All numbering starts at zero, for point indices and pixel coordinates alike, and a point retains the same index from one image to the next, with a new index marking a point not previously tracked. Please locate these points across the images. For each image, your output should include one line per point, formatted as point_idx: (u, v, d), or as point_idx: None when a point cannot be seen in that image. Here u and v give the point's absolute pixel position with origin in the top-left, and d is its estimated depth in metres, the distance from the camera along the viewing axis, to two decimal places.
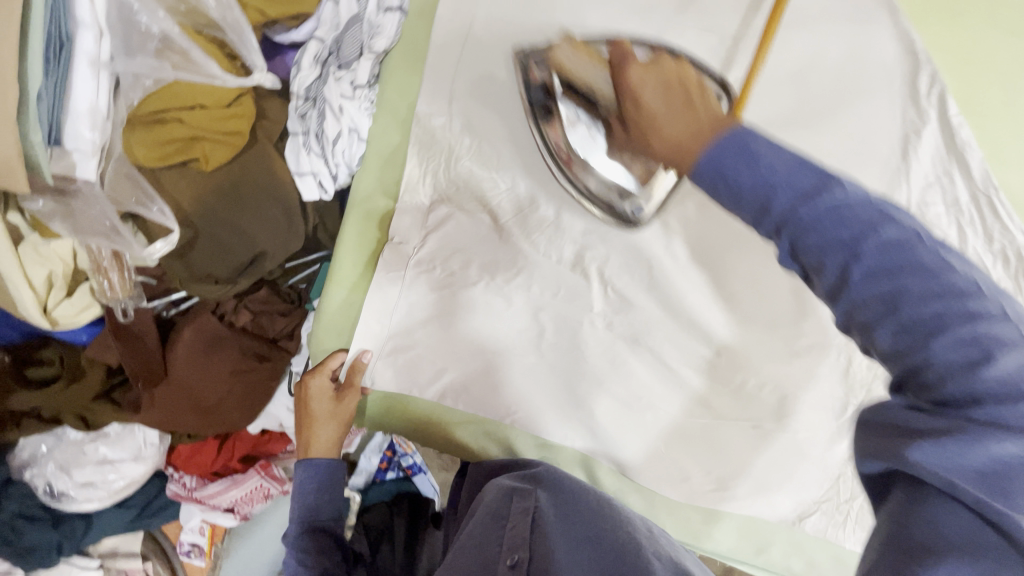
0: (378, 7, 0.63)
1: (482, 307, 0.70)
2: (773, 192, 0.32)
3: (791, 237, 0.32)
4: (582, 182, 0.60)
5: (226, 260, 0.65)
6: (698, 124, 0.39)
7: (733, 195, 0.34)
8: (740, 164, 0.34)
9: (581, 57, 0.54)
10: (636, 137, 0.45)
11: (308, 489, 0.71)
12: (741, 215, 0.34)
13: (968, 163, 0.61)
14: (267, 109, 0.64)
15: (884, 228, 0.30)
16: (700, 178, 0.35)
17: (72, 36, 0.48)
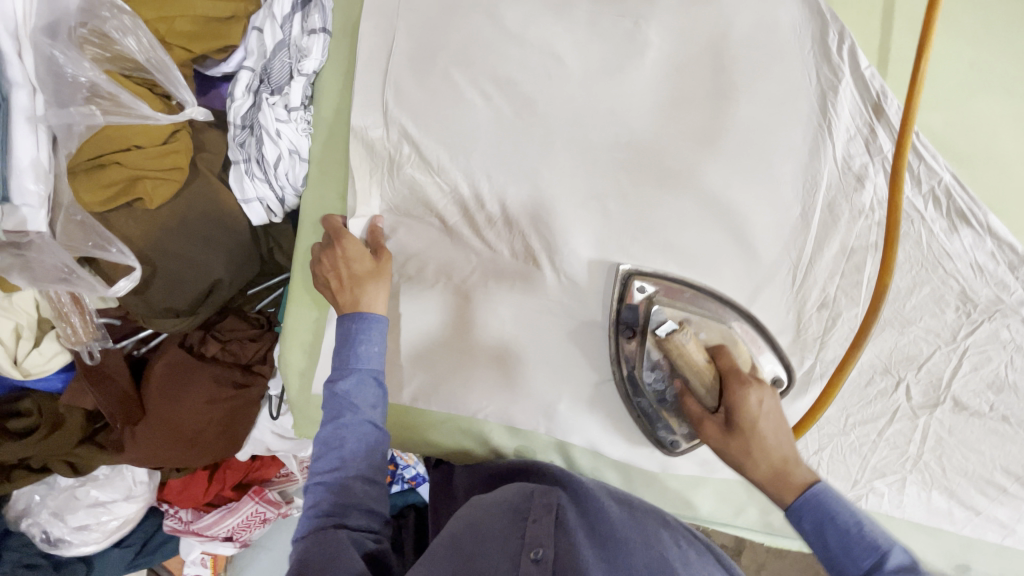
0: (304, 30, 0.65)
1: (443, 308, 0.72)
2: (846, 554, 0.47)
3: None
4: (640, 406, 0.67)
5: (184, 293, 0.66)
6: (781, 471, 0.51)
7: (844, 543, 0.47)
8: (845, 542, 0.47)
9: (690, 350, 0.60)
10: (732, 461, 0.53)
11: (356, 340, 0.61)
12: (847, 570, 0.47)
13: (885, 112, 0.63)
14: (205, 141, 0.65)
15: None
16: (803, 521, 0.49)
17: (6, 96, 0.52)
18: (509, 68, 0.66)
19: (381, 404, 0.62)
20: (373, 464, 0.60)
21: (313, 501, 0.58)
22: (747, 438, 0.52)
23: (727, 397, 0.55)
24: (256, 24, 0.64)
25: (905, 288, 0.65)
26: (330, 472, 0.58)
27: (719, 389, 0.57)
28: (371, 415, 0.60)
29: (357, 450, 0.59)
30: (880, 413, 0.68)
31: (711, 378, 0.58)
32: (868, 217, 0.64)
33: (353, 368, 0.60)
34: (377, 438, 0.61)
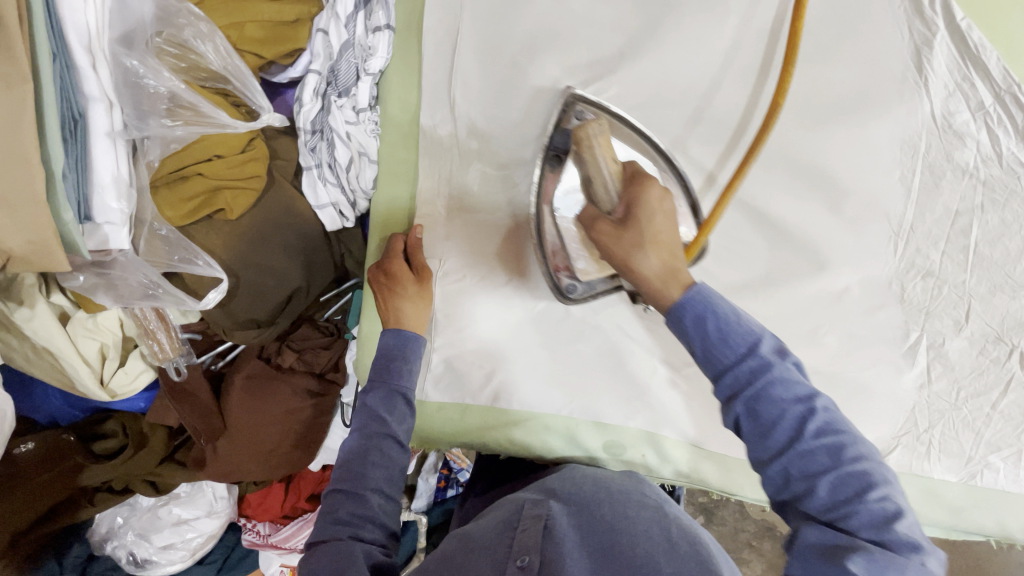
0: (368, 28, 0.64)
1: (518, 302, 0.70)
2: (724, 344, 0.45)
3: (750, 401, 0.44)
4: (547, 243, 0.62)
5: (264, 303, 0.66)
6: (672, 268, 0.48)
7: (722, 334, 0.45)
8: (723, 330, 0.45)
9: (599, 148, 0.56)
10: (617, 252, 0.50)
11: (392, 357, 0.62)
12: (720, 358, 0.45)
13: (985, 65, 0.59)
14: (278, 149, 0.65)
15: (814, 408, 0.44)
16: (686, 311, 0.46)
17: (84, 111, 0.50)
18: (579, 50, 0.64)
19: (410, 417, 0.61)
20: (391, 475, 0.57)
21: (331, 508, 0.54)
22: (640, 225, 0.49)
23: (629, 192, 0.52)
24: (320, 26, 0.62)
25: (1015, 250, 0.62)
26: (352, 480, 0.56)
27: (623, 189, 0.54)
28: (398, 429, 0.59)
29: (375, 465, 0.57)
30: (993, 384, 0.64)
31: (619, 181, 0.55)
32: (971, 177, 0.61)
33: (379, 383, 0.60)
34: (397, 452, 0.59)
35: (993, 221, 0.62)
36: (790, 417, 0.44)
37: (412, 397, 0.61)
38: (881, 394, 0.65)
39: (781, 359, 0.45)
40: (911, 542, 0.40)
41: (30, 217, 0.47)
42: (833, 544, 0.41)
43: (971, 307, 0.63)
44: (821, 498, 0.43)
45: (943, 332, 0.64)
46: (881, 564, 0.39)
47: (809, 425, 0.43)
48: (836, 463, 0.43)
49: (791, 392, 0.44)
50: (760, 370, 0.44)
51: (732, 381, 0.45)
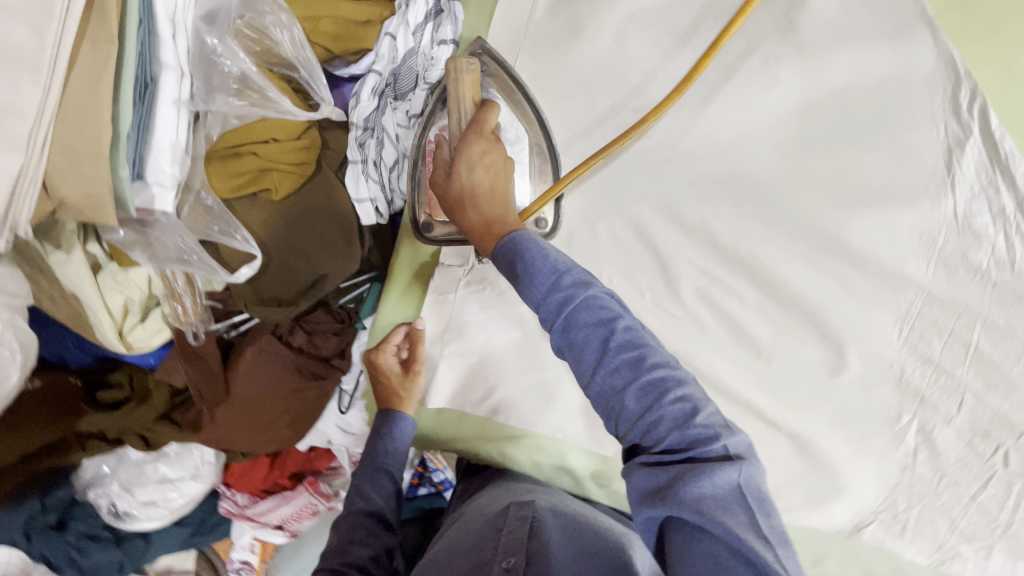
0: (433, 40, 0.65)
1: (527, 323, 0.71)
2: (530, 284, 0.48)
3: (562, 326, 0.47)
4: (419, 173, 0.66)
5: (290, 284, 0.68)
6: (493, 219, 0.54)
7: (529, 273, 0.48)
8: (531, 267, 0.48)
9: (463, 80, 0.60)
10: (448, 200, 0.58)
11: (384, 435, 0.72)
12: (533, 294, 0.48)
13: (1013, 173, 0.59)
14: (329, 140, 0.68)
15: (613, 331, 0.46)
16: (503, 258, 0.51)
17: (157, 77, 0.51)
18: (632, 95, 0.66)
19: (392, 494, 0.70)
20: (375, 552, 0.64)
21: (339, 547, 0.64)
22: (460, 189, 0.57)
23: (460, 140, 0.58)
24: (389, 30, 0.64)
25: (1016, 353, 0.62)
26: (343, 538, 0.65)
27: (463, 127, 0.60)
28: (382, 503, 0.69)
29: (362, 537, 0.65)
30: (972, 476, 0.65)
31: (463, 119, 0.60)
32: (984, 277, 0.62)
33: (365, 464, 0.70)
34: (381, 530, 0.67)
35: (1000, 322, 0.62)
36: (594, 339, 0.46)
37: (395, 473, 0.70)
38: (864, 466, 0.68)
39: (586, 287, 0.47)
40: (709, 433, 0.42)
41: (90, 169, 0.49)
42: (660, 483, 0.42)
43: (964, 400, 0.64)
44: (631, 409, 0.45)
45: (934, 419, 0.66)
46: (696, 480, 0.40)
47: (611, 343, 0.46)
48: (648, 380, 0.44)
49: (596, 317, 0.46)
50: (566, 300, 0.47)
51: (545, 314, 0.48)
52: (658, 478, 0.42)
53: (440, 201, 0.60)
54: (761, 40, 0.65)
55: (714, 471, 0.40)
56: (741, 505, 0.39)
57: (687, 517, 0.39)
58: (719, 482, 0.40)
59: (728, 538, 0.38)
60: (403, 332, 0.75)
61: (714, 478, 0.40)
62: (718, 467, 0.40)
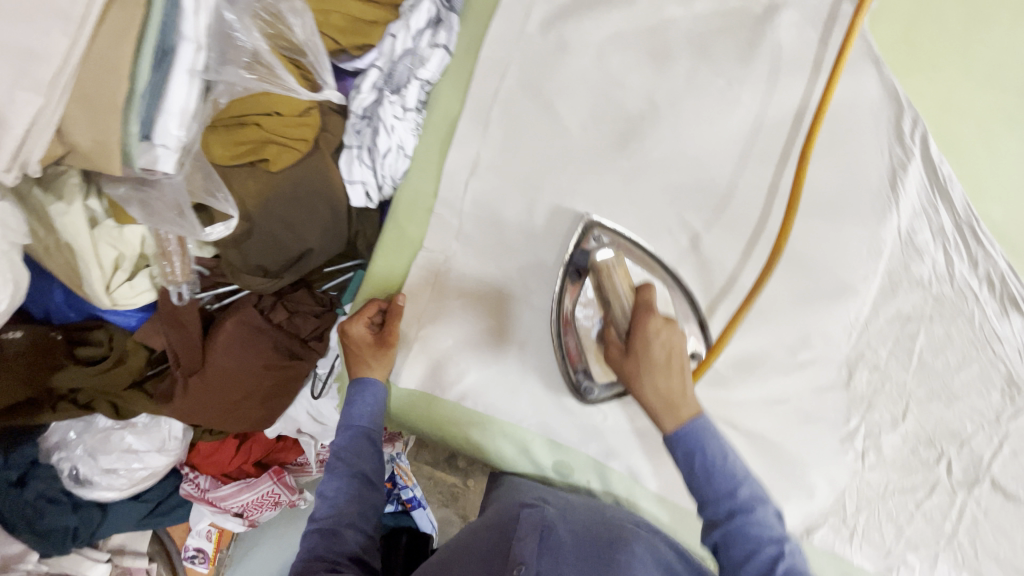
0: (430, 43, 0.73)
1: (501, 314, 0.75)
2: (708, 481, 0.56)
3: (695, 463, 0.57)
4: (568, 342, 0.71)
5: (278, 255, 0.71)
6: (670, 398, 0.58)
7: (706, 473, 0.56)
8: (708, 467, 0.56)
9: (617, 277, 0.69)
10: (627, 370, 0.61)
11: (355, 402, 0.73)
12: (701, 485, 0.57)
13: (950, 196, 0.67)
14: (328, 123, 0.72)
15: (782, 547, 0.54)
16: (676, 448, 0.58)
17: (175, 47, 0.56)
18: (606, 106, 0.73)
19: (373, 456, 0.71)
20: (363, 511, 0.67)
21: (339, 515, 0.66)
22: (636, 359, 0.61)
23: (636, 317, 0.64)
24: (392, 31, 0.71)
25: (954, 363, 0.69)
26: (328, 518, 0.66)
27: (629, 315, 0.66)
28: (367, 466, 0.70)
29: (350, 501, 0.67)
30: (919, 484, 0.69)
31: (629, 303, 0.67)
32: (924, 288, 0.69)
33: (349, 426, 0.71)
34: (369, 490, 0.69)
35: (939, 333, 0.69)
36: (765, 555, 0.53)
37: (375, 436, 0.72)
38: (815, 466, 0.70)
39: (756, 505, 0.55)
40: None
41: (102, 120, 0.53)
42: None
43: (908, 407, 0.69)
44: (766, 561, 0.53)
45: (880, 425, 0.70)
46: None
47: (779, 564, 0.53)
48: (780, 548, 0.54)
49: (762, 538, 0.54)
50: (732, 516, 0.55)
51: (716, 512, 0.56)
52: None
53: (614, 372, 0.64)
54: (727, 63, 0.71)
55: None
56: None
57: None
58: None
59: None
60: (379, 307, 0.76)
61: None
62: None
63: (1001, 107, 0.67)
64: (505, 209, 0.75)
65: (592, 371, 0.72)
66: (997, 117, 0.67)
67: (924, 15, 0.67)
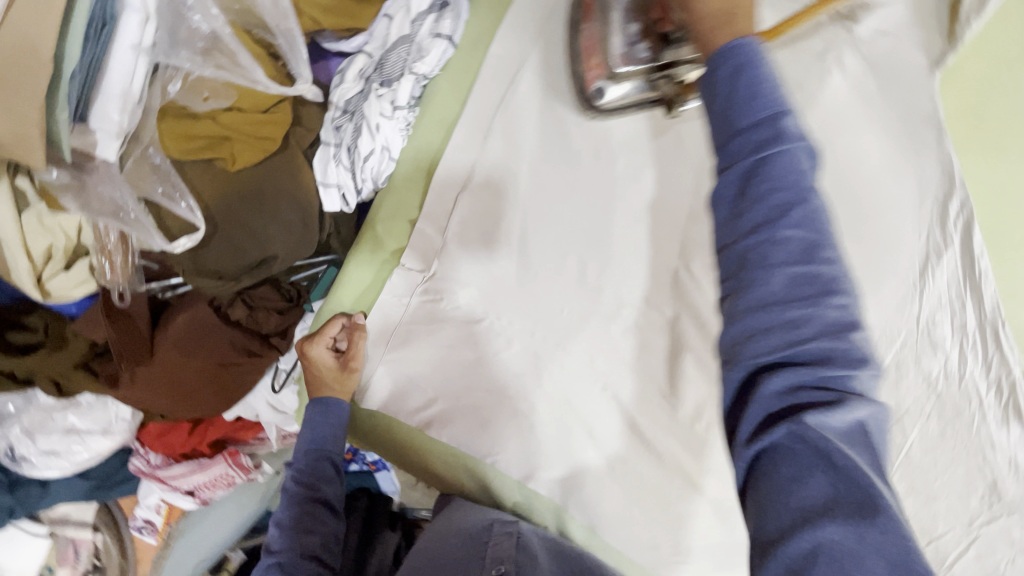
0: (432, 32, 0.61)
1: (474, 343, 0.70)
2: (749, 104, 0.35)
3: (740, 180, 0.35)
4: (588, 35, 0.57)
5: (235, 260, 0.63)
6: (727, 19, 0.38)
7: (748, 97, 0.35)
8: (755, 89, 0.35)
9: None
10: None
11: (316, 423, 0.68)
12: (735, 118, 0.35)
13: (980, 293, 0.62)
14: (302, 115, 0.63)
15: (807, 198, 0.34)
16: (711, 106, 0.37)
17: (117, 17, 0.46)
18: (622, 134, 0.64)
19: (337, 482, 0.70)
20: (325, 541, 0.65)
21: (297, 536, 0.64)
22: None
23: None
24: (388, 12, 0.62)
25: (942, 463, 0.65)
26: (289, 544, 0.63)
27: None
28: (331, 491, 0.69)
29: (310, 529, 0.65)
30: None
31: None
32: (929, 384, 0.64)
33: (310, 447, 0.68)
34: (330, 517, 0.67)
35: (932, 431, 0.65)
36: (780, 197, 0.34)
37: (339, 461, 0.70)
38: None
39: (799, 138, 0.35)
40: (858, 389, 0.35)
41: (17, 109, 0.44)
42: (787, 393, 0.35)
43: None
44: (777, 288, 0.34)
45: None
46: (839, 413, 0.34)
47: (796, 216, 0.34)
48: (806, 247, 0.34)
49: (789, 177, 0.34)
50: (772, 138, 0.34)
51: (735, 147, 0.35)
52: (782, 393, 0.35)
53: None
54: None
55: (866, 512, 0.32)
56: (869, 459, 0.35)
57: (824, 474, 0.33)
58: (851, 501, 0.33)
59: (852, 481, 0.33)
60: (341, 324, 0.70)
61: (831, 516, 0.33)
62: (866, 509, 0.33)
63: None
64: (496, 235, 0.67)
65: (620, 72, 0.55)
66: None
67: (999, 80, 0.61)
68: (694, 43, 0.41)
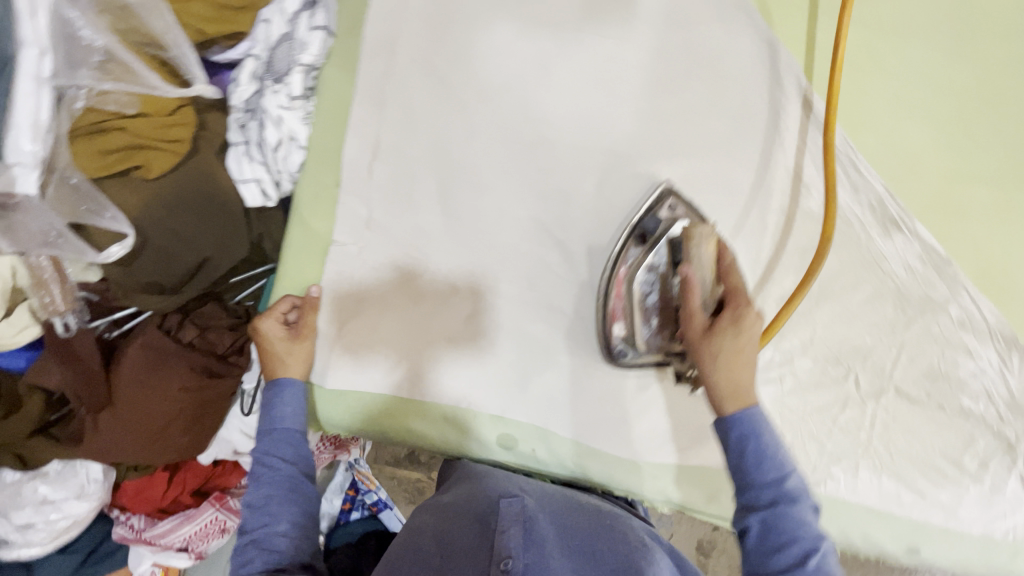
0: (308, 26, 0.69)
1: (424, 298, 0.74)
2: (756, 466, 0.57)
3: (761, 517, 0.56)
4: (614, 296, 0.68)
5: (172, 269, 0.66)
6: (734, 388, 0.59)
7: (756, 453, 0.57)
8: (759, 454, 0.57)
9: (705, 248, 0.63)
10: (696, 336, 0.62)
11: (274, 405, 0.69)
12: (750, 474, 0.57)
13: (826, 129, 0.73)
14: (207, 121, 0.67)
15: (812, 551, 0.53)
16: (730, 452, 0.59)
17: (14, 53, 0.52)
18: (499, 73, 0.72)
19: (306, 457, 0.68)
20: (299, 512, 0.64)
21: (268, 522, 0.62)
22: (721, 332, 0.60)
23: (732, 307, 0.60)
24: (265, 17, 0.68)
25: (849, 285, 0.74)
26: (258, 526, 0.62)
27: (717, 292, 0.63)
28: (300, 466, 0.67)
29: (285, 501, 0.64)
30: (833, 401, 0.75)
31: (710, 258, 0.64)
32: (812, 218, 0.74)
33: (272, 429, 0.67)
34: (305, 491, 0.66)
35: (832, 258, 0.74)
36: (797, 546, 0.54)
37: (303, 434, 0.69)
38: None
39: (800, 497, 0.56)
40: None
41: None
42: None
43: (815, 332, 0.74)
44: (791, 551, 0.54)
45: (791, 351, 0.75)
46: None
47: (808, 562, 0.53)
48: None
49: (798, 530, 0.54)
50: (773, 501, 0.56)
51: (755, 495, 0.57)
52: None
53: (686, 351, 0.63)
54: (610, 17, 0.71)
55: None
56: None
57: None
58: None
59: None
60: (291, 302, 0.72)
61: None
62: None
63: (866, 43, 0.73)
64: (418, 193, 0.73)
65: (641, 344, 0.70)
66: (858, 49, 0.73)
67: None
68: (707, 391, 0.61)
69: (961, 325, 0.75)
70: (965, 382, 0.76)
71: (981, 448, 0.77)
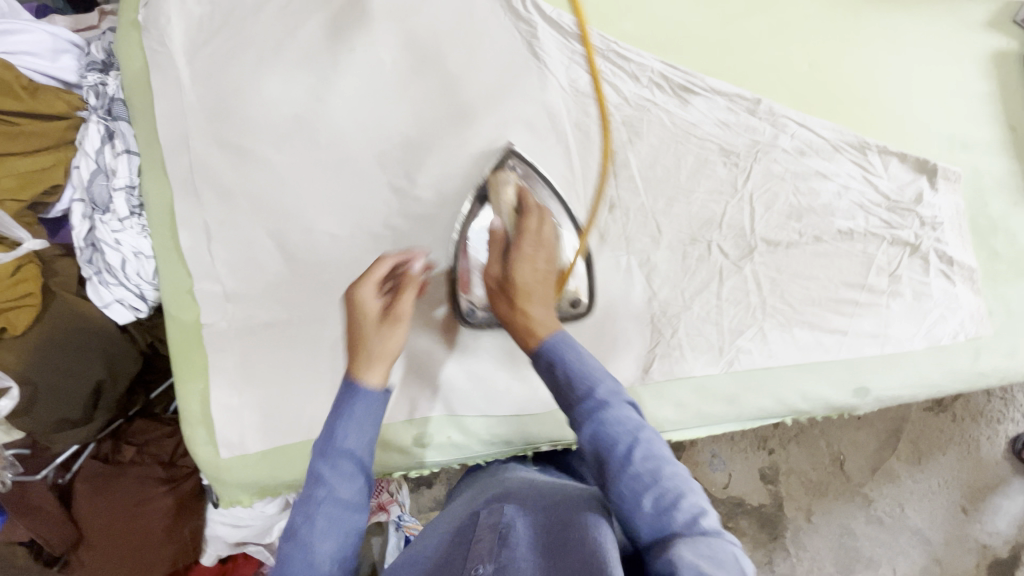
0: (114, 155, 0.79)
1: (298, 340, 0.78)
2: (568, 385, 0.58)
3: (591, 425, 0.55)
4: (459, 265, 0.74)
5: (73, 403, 0.75)
6: (528, 322, 0.63)
7: (568, 373, 0.58)
8: (568, 372, 0.58)
9: (504, 190, 0.73)
10: (492, 286, 0.68)
11: (343, 413, 0.60)
12: (569, 389, 0.57)
13: (582, 36, 0.74)
14: (57, 268, 0.77)
15: (638, 433, 0.55)
16: (539, 364, 0.61)
17: None
18: (281, 122, 0.78)
19: (362, 476, 0.58)
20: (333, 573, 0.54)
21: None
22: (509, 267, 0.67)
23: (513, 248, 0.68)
24: (74, 164, 0.78)
25: (672, 164, 0.74)
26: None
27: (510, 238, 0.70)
28: (357, 487, 0.57)
29: (335, 543, 0.55)
30: (709, 277, 0.73)
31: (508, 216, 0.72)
32: (610, 120, 0.74)
33: (322, 451, 0.58)
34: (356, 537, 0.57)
35: (643, 146, 0.74)
36: (623, 440, 0.54)
37: (366, 447, 0.59)
38: (619, 310, 0.73)
39: (615, 399, 0.56)
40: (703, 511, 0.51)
41: None
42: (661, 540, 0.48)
43: (658, 222, 0.74)
44: (621, 449, 0.53)
45: (646, 249, 0.73)
46: (696, 543, 0.47)
47: (636, 451, 0.53)
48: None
49: (620, 428, 0.54)
50: (597, 407, 0.56)
51: (577, 413, 0.56)
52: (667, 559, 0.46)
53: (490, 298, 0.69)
54: (350, 33, 0.77)
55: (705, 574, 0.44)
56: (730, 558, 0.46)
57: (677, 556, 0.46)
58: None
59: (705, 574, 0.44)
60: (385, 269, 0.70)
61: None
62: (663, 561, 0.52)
63: None
64: (256, 252, 0.78)
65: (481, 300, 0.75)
66: None
67: None
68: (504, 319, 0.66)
69: (801, 152, 0.73)
70: (831, 203, 0.72)
71: (883, 261, 0.72)
